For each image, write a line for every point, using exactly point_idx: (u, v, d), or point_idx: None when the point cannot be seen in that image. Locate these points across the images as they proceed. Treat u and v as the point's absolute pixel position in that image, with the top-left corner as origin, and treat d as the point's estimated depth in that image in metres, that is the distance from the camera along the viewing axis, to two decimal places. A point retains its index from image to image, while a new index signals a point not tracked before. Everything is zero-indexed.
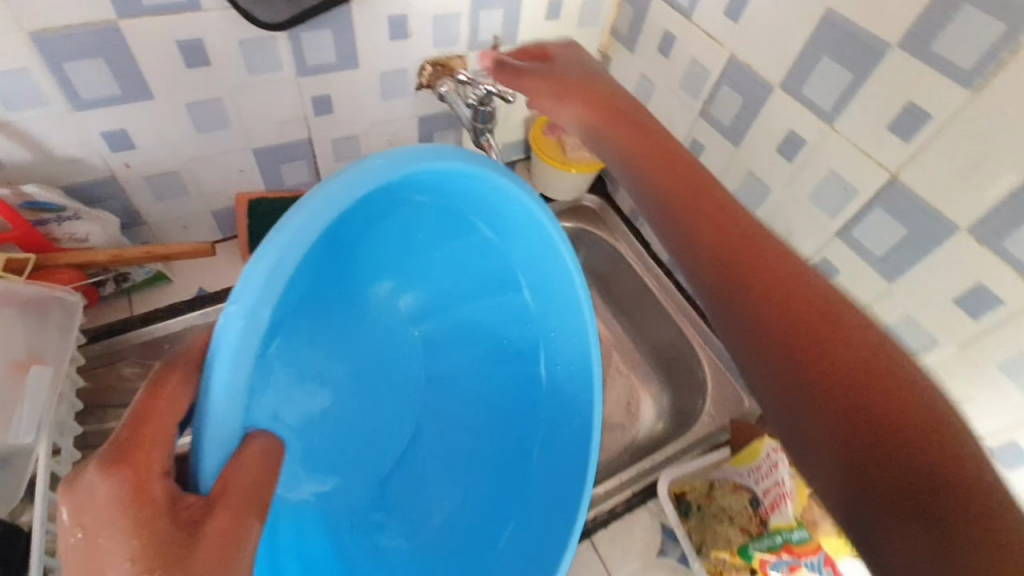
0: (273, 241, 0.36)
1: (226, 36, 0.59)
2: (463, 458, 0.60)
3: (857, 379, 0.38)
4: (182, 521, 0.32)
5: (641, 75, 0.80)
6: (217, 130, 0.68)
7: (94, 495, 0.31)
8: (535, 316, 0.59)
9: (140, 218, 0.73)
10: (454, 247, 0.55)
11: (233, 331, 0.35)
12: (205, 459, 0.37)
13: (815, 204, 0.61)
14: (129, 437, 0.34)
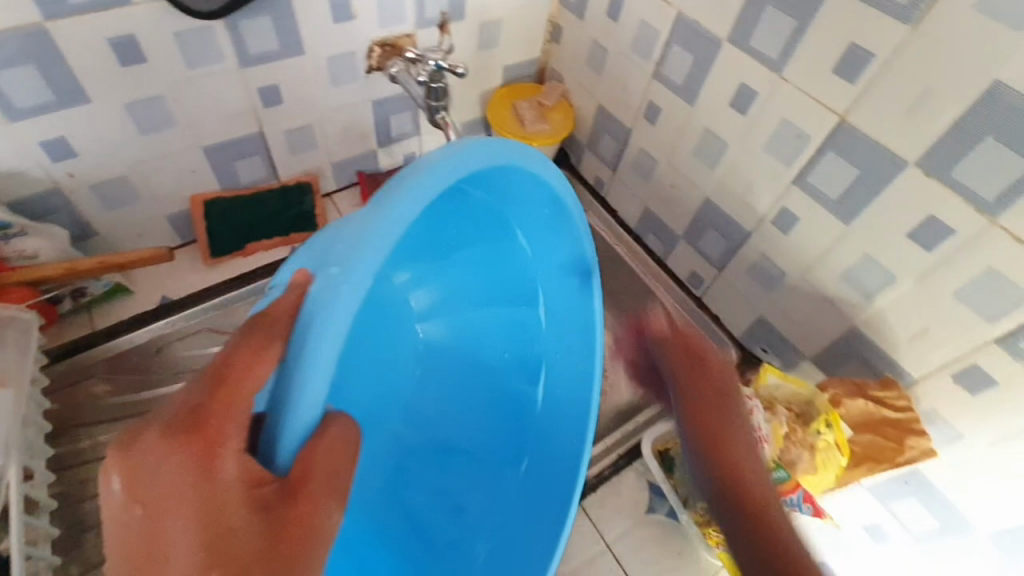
0: (389, 206, 0.37)
1: (160, 29, 0.57)
2: (469, 456, 0.59)
3: (743, 470, 0.51)
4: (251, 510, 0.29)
5: (593, 42, 0.80)
6: (163, 130, 0.65)
7: (156, 471, 0.29)
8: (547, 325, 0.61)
9: (91, 230, 0.70)
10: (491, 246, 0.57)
11: (348, 294, 0.33)
12: (283, 442, 0.32)
13: (769, 155, 0.62)
14: (200, 405, 0.30)
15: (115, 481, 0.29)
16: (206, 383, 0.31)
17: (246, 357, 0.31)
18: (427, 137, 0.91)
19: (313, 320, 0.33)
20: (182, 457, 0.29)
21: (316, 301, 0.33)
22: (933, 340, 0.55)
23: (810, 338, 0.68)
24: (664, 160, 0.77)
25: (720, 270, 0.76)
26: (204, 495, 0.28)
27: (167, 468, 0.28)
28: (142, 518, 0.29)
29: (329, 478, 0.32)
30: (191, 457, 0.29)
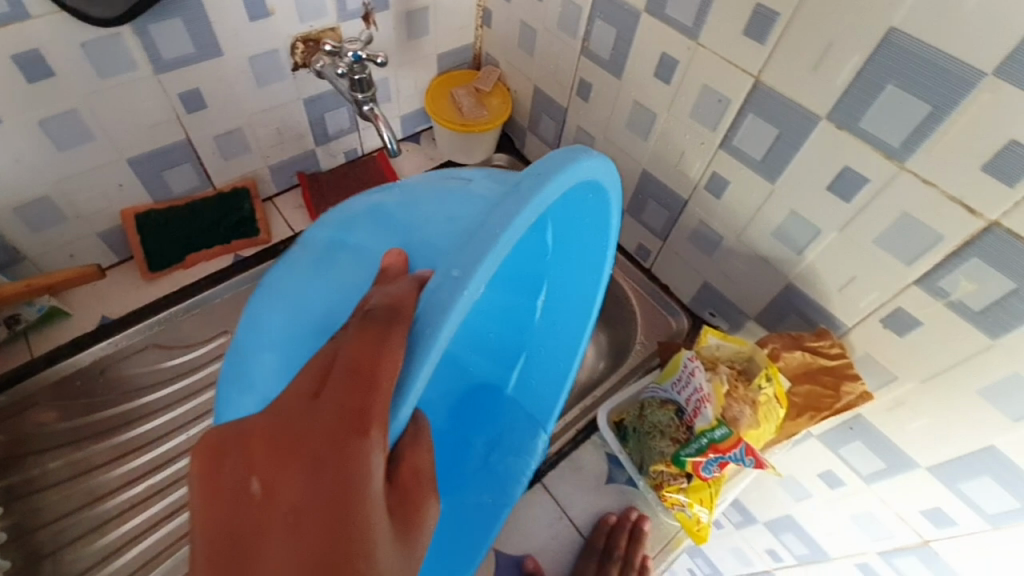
0: (507, 206, 0.35)
1: (63, 41, 0.55)
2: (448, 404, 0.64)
3: None
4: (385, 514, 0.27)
5: (521, 23, 0.80)
6: (81, 145, 0.63)
7: (302, 469, 0.27)
8: (548, 322, 0.61)
9: (19, 255, 0.67)
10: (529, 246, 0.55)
11: (464, 297, 0.32)
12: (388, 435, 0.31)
13: (695, 121, 0.63)
14: (352, 398, 0.28)
15: (252, 482, 0.28)
16: (345, 376, 0.29)
17: (385, 348, 0.29)
18: (366, 133, 0.90)
19: (435, 316, 0.31)
20: (328, 456, 0.27)
21: (430, 303, 0.32)
22: (860, 288, 0.57)
23: (751, 298, 0.69)
24: (601, 136, 0.78)
25: (663, 240, 0.78)
26: (353, 501, 0.26)
27: (324, 465, 0.27)
28: (278, 521, 0.26)
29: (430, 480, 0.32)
30: (345, 455, 0.26)
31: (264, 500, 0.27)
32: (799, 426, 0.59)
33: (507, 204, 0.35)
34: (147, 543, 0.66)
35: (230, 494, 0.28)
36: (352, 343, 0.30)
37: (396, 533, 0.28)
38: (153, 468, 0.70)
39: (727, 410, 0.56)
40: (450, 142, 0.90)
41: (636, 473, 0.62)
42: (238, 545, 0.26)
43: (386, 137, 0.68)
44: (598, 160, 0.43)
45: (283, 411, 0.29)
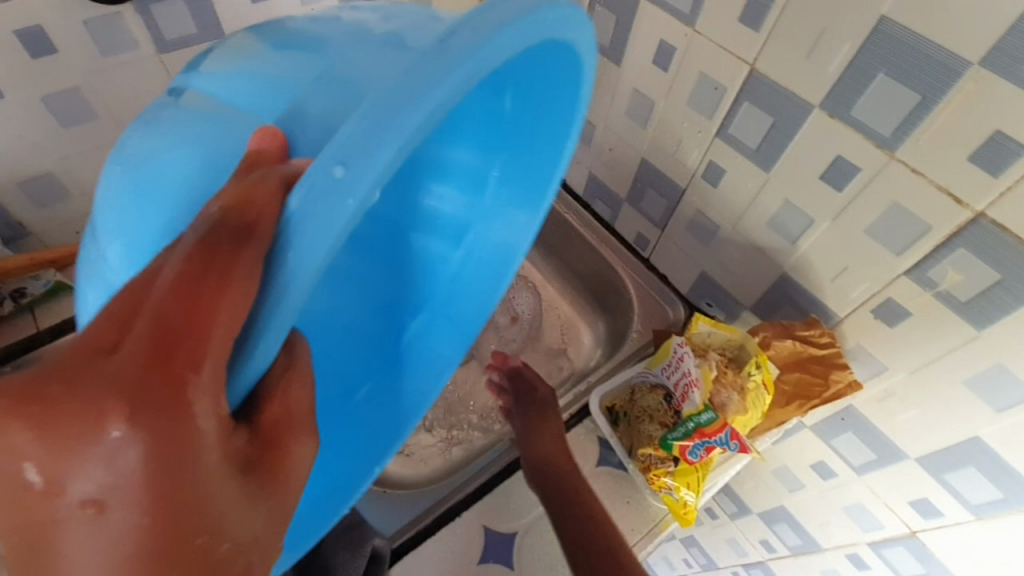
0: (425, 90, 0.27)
1: (66, 18, 0.56)
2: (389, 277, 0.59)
3: None
4: (229, 468, 0.26)
5: None
6: (84, 122, 0.64)
7: (97, 455, 0.22)
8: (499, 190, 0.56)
9: (24, 229, 0.69)
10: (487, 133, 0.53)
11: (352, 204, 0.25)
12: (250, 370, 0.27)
13: (691, 108, 0.63)
14: (167, 361, 0.23)
15: (29, 469, 0.22)
16: (151, 331, 0.24)
17: (220, 292, 0.24)
18: None
19: (311, 225, 0.25)
20: (133, 424, 0.22)
21: (301, 211, 0.26)
22: (853, 278, 0.57)
23: (747, 288, 0.70)
24: (602, 124, 0.77)
25: (662, 229, 0.78)
26: (171, 474, 0.23)
27: (124, 448, 0.22)
28: (67, 516, 0.22)
29: (301, 416, 0.30)
30: (149, 423, 0.23)
31: (48, 491, 0.22)
32: (789, 414, 0.61)
33: (416, 80, 0.27)
34: None
35: (10, 484, 0.23)
36: (172, 274, 0.25)
37: (240, 480, 0.26)
38: None
39: (714, 396, 0.57)
40: None
41: (624, 456, 0.63)
42: (37, 535, 0.23)
43: None
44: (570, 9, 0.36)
45: (57, 376, 0.23)
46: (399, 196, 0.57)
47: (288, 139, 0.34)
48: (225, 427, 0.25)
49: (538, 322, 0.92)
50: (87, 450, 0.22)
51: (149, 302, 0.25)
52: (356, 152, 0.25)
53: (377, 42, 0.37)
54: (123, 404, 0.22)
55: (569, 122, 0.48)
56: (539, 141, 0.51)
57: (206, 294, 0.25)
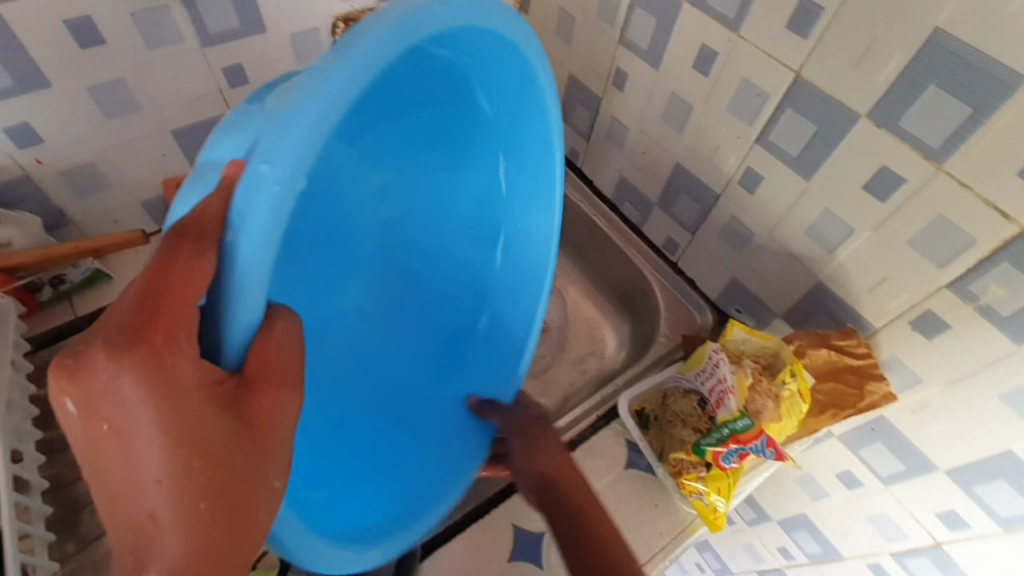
0: (313, 87, 0.31)
1: (115, 10, 0.57)
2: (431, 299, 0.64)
3: None
4: (219, 408, 0.31)
5: (560, 10, 0.79)
6: (127, 113, 0.65)
7: (110, 390, 0.28)
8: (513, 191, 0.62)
9: (65, 218, 0.70)
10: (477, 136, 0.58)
11: (273, 192, 0.31)
12: (232, 339, 0.33)
13: (731, 114, 0.63)
14: (147, 316, 0.29)
15: (64, 406, 0.29)
16: (135, 299, 0.30)
17: (187, 266, 0.30)
18: None
19: (241, 217, 0.31)
20: (122, 364, 0.28)
21: (243, 203, 0.31)
22: (891, 289, 0.57)
23: (779, 296, 0.70)
24: (636, 127, 0.77)
25: (693, 234, 0.77)
26: (164, 406, 0.29)
27: (116, 384, 0.28)
28: (98, 439, 0.29)
29: (282, 367, 0.34)
30: (137, 364, 0.28)
31: (80, 418, 0.29)
32: (821, 423, 0.61)
33: (316, 70, 0.32)
34: None
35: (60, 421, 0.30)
36: (154, 265, 0.31)
37: (221, 418, 0.31)
38: None
39: (749, 403, 0.57)
40: None
41: (655, 461, 0.63)
42: (87, 453, 0.30)
43: None
44: (497, 8, 0.45)
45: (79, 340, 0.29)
46: (426, 219, 0.60)
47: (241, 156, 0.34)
48: (201, 374, 0.30)
49: (564, 324, 0.93)
50: (96, 393, 0.28)
51: (128, 295, 0.30)
52: (273, 153, 0.30)
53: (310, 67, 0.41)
54: (116, 352, 0.28)
55: (544, 106, 0.54)
56: (530, 138, 0.57)
57: (177, 270, 0.30)
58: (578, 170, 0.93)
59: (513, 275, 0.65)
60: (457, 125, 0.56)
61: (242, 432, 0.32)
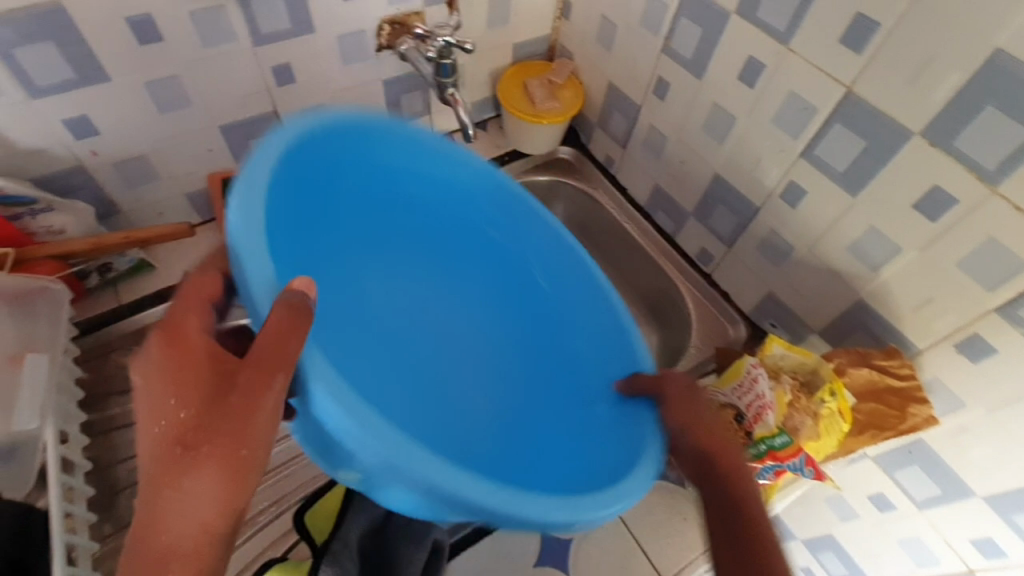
0: (250, 175, 0.48)
1: (174, 9, 0.58)
2: (497, 347, 0.68)
3: None
4: (219, 376, 0.39)
5: (602, 17, 0.78)
6: (179, 108, 0.67)
7: (154, 358, 0.40)
8: (503, 225, 0.69)
9: (115, 208, 0.72)
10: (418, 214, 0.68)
11: (245, 240, 0.45)
12: (261, 313, 0.43)
13: (776, 127, 0.63)
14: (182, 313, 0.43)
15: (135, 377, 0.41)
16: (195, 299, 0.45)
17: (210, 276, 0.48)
18: (439, 116, 0.91)
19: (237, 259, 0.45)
20: (166, 336, 0.41)
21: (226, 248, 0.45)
22: (936, 310, 0.56)
23: (817, 312, 0.69)
24: (675, 136, 0.77)
25: (729, 246, 0.77)
26: (177, 366, 0.39)
27: (155, 353, 0.40)
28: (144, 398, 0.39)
29: (281, 352, 0.39)
30: (169, 336, 0.41)
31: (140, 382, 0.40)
32: (860, 444, 0.60)
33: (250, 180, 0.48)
34: None
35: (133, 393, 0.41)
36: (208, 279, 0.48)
37: (218, 380, 0.39)
38: None
39: (787, 420, 0.57)
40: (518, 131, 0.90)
41: None
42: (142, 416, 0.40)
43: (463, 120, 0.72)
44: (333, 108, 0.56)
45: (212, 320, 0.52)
46: (477, 285, 0.71)
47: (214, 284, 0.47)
48: (207, 348, 0.41)
49: None
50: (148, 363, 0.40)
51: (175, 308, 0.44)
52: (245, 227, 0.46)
53: None
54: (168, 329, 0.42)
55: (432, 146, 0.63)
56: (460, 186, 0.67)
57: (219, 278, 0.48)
58: (613, 177, 0.93)
59: (562, 282, 0.68)
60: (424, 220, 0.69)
61: (224, 401, 0.38)
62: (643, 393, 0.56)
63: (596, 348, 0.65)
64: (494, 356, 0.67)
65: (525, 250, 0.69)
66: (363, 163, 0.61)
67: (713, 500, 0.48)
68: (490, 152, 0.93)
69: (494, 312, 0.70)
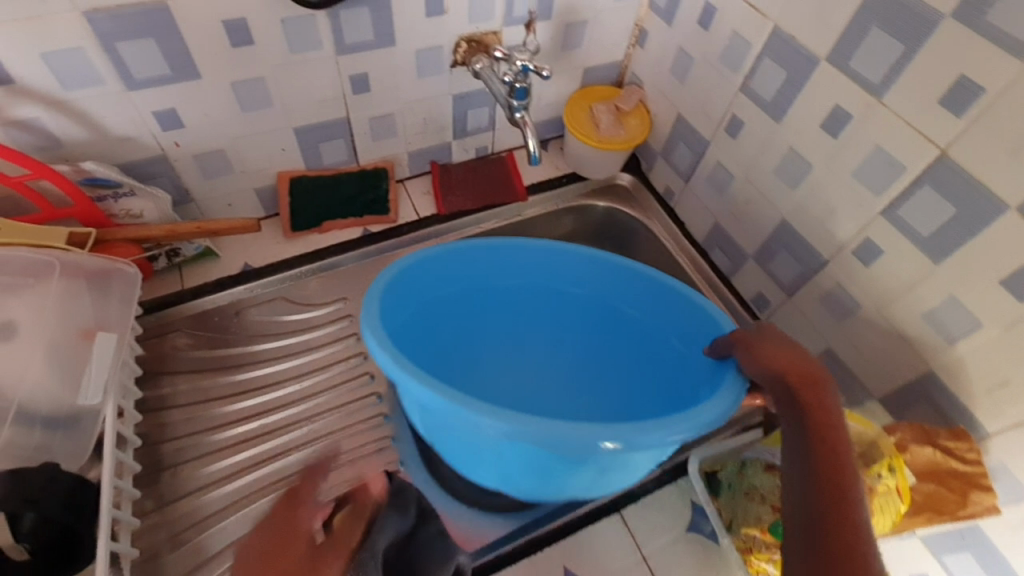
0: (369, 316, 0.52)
1: (268, 16, 0.61)
2: (597, 367, 0.72)
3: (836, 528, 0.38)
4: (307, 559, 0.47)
5: (679, 49, 0.77)
6: (260, 109, 0.70)
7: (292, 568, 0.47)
8: (566, 275, 0.68)
9: (189, 196, 0.75)
10: (510, 290, 0.70)
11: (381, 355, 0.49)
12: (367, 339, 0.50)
13: (857, 181, 0.60)
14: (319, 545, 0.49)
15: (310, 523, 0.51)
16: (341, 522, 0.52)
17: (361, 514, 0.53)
18: (502, 133, 0.91)
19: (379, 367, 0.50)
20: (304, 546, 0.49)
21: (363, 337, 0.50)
22: (1013, 395, 0.52)
23: (878, 377, 0.65)
24: (742, 176, 0.74)
25: (788, 295, 0.74)
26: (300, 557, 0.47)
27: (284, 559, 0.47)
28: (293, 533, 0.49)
29: None
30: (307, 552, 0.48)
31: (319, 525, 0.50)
32: (914, 524, 0.58)
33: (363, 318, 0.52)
34: (256, 475, 0.69)
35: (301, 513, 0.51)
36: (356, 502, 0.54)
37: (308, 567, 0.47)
38: (266, 409, 0.73)
39: None
40: (578, 155, 0.89)
41: (721, 528, 0.64)
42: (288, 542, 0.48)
43: (530, 145, 0.73)
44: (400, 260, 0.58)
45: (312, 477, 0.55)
46: (562, 322, 0.73)
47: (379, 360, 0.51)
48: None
49: None
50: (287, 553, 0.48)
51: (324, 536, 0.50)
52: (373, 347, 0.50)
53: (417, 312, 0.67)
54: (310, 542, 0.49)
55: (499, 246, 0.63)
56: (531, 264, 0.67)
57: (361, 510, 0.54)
58: (671, 209, 0.90)
59: (637, 297, 0.65)
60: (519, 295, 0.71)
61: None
62: (727, 352, 0.53)
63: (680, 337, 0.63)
64: (605, 384, 0.71)
65: (591, 292, 0.69)
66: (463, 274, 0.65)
67: (794, 439, 0.45)
68: (549, 173, 0.93)
69: (583, 336, 0.72)
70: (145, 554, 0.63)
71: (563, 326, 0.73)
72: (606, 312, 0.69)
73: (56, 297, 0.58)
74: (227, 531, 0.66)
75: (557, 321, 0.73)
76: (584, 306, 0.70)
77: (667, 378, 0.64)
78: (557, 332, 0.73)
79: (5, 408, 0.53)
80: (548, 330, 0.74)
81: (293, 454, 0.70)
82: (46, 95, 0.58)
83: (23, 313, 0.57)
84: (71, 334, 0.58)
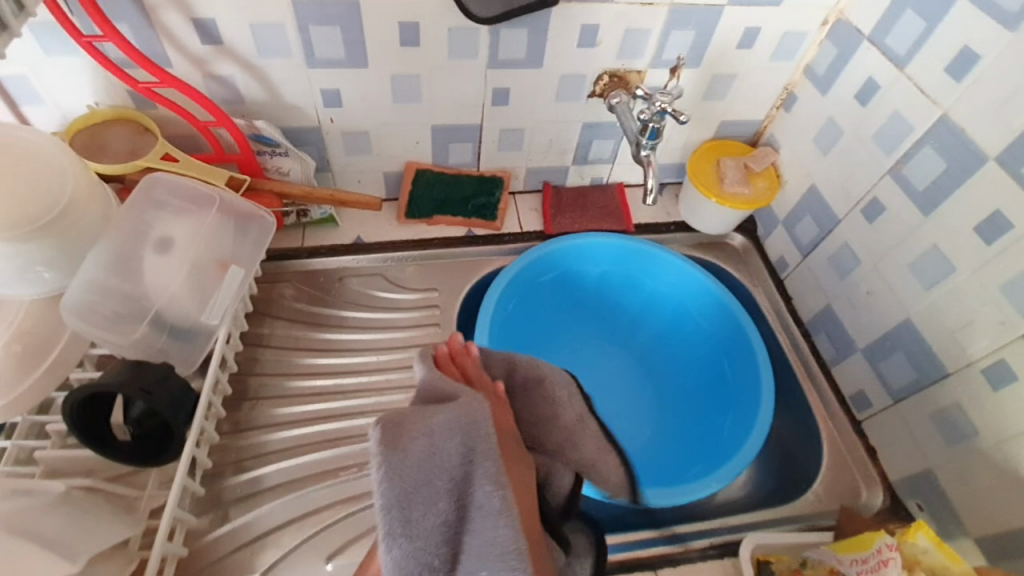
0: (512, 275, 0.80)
1: (439, 25, 0.67)
2: (678, 391, 0.85)
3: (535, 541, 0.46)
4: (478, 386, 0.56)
5: (828, 119, 0.74)
6: (409, 102, 0.76)
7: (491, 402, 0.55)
8: (689, 299, 0.85)
9: (328, 167, 0.84)
10: (637, 296, 0.89)
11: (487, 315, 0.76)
12: (485, 307, 0.76)
13: (1005, 296, 0.55)
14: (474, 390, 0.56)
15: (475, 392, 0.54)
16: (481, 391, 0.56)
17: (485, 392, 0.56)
18: (620, 167, 0.92)
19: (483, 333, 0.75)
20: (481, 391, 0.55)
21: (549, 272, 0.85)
22: None
23: (984, 516, 0.59)
24: (870, 263, 0.70)
25: (894, 401, 0.68)
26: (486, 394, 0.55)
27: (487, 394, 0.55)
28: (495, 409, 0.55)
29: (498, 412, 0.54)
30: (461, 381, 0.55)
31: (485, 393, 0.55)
32: None
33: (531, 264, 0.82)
34: (315, 428, 0.74)
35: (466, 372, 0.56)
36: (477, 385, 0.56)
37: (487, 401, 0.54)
38: (343, 371, 0.79)
39: None
40: (692, 204, 0.87)
41: None
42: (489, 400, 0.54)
43: (649, 185, 0.74)
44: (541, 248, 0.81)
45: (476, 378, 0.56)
46: (673, 333, 0.88)
47: (524, 293, 0.84)
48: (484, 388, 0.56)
49: None
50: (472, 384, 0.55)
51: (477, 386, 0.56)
52: (517, 289, 0.82)
53: (569, 283, 0.87)
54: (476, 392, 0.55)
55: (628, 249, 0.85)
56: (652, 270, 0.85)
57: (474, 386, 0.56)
58: (779, 279, 0.86)
59: (729, 337, 0.81)
60: (645, 298, 0.88)
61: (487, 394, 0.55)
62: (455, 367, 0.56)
63: (749, 388, 0.77)
64: (675, 411, 0.83)
65: (706, 321, 0.84)
66: (611, 260, 0.86)
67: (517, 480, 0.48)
68: (659, 217, 0.92)
69: (685, 357, 0.86)
70: (213, 469, 0.70)
71: (671, 346, 0.87)
72: (716, 344, 0.83)
73: (208, 224, 0.67)
74: (282, 471, 0.71)
75: (666, 339, 0.88)
76: (693, 329, 0.86)
77: (708, 424, 0.80)
78: (663, 349, 0.88)
79: (146, 309, 0.61)
80: (656, 344, 0.88)
81: (355, 419, 0.75)
82: (243, 58, 0.68)
83: (180, 232, 0.65)
84: (211, 262, 0.66)
